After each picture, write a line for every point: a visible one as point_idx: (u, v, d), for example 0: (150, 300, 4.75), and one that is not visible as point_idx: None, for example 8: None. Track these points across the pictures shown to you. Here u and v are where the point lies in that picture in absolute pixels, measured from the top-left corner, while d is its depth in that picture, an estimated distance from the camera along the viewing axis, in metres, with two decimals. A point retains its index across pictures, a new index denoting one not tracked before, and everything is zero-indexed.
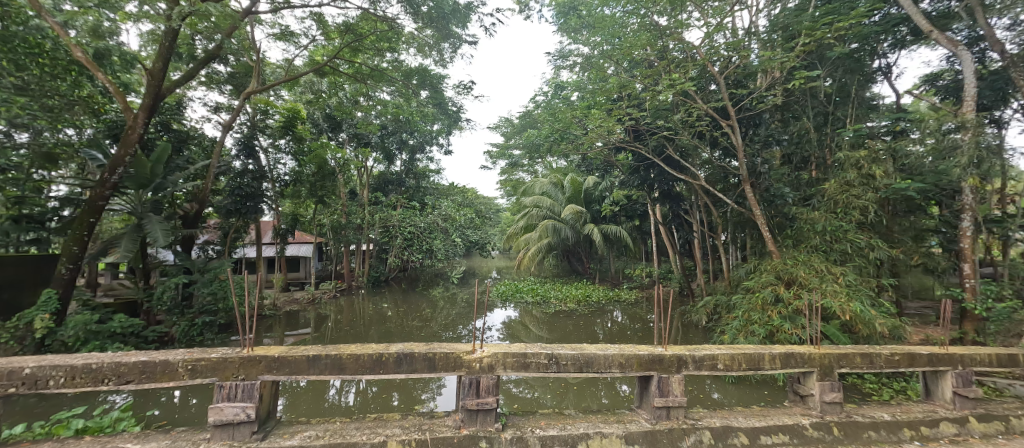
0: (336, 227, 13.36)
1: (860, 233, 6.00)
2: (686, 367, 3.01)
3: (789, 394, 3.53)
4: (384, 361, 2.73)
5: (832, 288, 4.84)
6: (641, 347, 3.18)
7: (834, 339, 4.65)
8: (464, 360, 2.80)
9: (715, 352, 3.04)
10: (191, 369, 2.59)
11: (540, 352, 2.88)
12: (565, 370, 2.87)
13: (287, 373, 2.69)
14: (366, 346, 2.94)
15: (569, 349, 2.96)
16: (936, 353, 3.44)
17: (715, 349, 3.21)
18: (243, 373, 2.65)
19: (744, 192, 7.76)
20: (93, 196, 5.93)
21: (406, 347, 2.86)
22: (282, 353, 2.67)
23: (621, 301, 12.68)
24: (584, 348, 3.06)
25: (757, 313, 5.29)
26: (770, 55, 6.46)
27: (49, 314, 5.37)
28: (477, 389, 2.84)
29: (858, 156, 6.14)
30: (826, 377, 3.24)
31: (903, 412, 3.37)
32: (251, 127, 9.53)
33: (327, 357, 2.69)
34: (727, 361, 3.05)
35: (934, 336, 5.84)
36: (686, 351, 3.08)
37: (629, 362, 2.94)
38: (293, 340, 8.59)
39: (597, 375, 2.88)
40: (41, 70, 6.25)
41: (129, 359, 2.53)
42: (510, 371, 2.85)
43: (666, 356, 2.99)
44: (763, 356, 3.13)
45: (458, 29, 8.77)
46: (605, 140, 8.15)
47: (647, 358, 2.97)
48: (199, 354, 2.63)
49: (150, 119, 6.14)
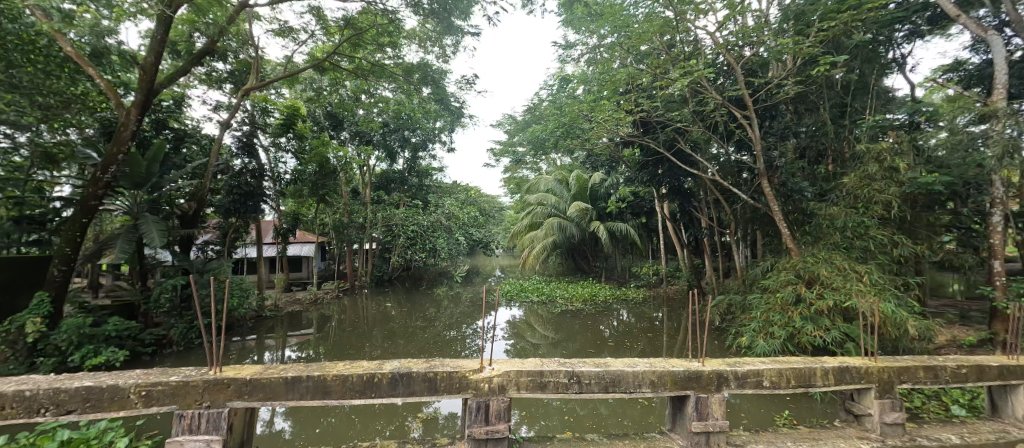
0: (338, 226, 13.65)
1: (884, 229, 5.73)
2: (727, 386, 2.77)
3: (841, 413, 3.30)
4: (377, 383, 2.50)
5: (858, 287, 4.58)
6: (678, 362, 2.94)
7: (859, 342, 4.39)
8: (472, 380, 2.57)
9: (760, 367, 2.80)
10: (145, 396, 2.36)
11: (560, 370, 2.65)
12: (589, 390, 2.65)
13: (261, 399, 2.46)
14: (357, 364, 2.70)
15: (592, 366, 2.72)
16: (1007, 366, 3.24)
17: (759, 363, 2.95)
18: (208, 400, 2.41)
19: (759, 187, 7.46)
20: (86, 196, 5.77)
21: (405, 366, 2.64)
22: (254, 376, 2.44)
23: (629, 300, 12.38)
24: (609, 363, 2.83)
25: (776, 314, 5.04)
26: (787, 44, 6.20)
27: (42, 317, 5.20)
28: (485, 415, 2.59)
29: (880, 148, 5.86)
30: (886, 395, 2.97)
31: (971, 434, 3.13)
32: (251, 125, 9.33)
33: (309, 379, 2.48)
34: (773, 378, 2.80)
35: (962, 337, 5.54)
36: (726, 367, 2.82)
37: (662, 381, 2.72)
38: (294, 343, 8.41)
39: (625, 395, 2.66)
40: (34, 67, 6.04)
41: (72, 385, 2.30)
42: (524, 393, 2.61)
43: (704, 373, 2.75)
44: (812, 371, 2.87)
45: (461, 21, 8.49)
46: (614, 135, 7.90)
47: (683, 375, 2.75)
48: (156, 377, 2.39)
49: (143, 117, 5.94)
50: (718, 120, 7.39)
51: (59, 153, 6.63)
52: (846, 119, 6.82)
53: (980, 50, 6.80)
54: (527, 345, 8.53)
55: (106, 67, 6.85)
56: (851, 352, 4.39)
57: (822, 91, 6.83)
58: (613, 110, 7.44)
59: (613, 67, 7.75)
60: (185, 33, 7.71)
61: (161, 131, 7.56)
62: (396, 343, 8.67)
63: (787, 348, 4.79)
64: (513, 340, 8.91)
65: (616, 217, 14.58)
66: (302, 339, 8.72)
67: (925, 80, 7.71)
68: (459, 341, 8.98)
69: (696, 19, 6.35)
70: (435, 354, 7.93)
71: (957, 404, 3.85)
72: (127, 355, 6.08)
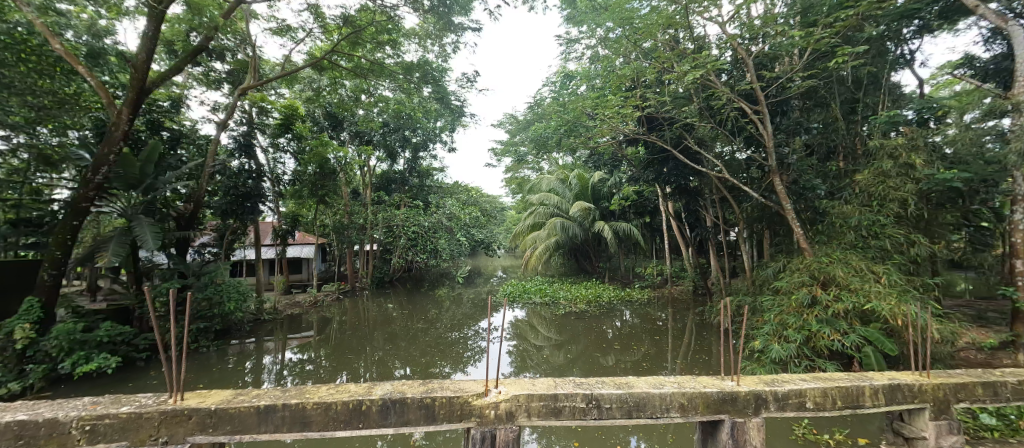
0: (338, 227, 13.46)
1: (900, 228, 5.53)
2: (766, 408, 2.41)
3: (888, 434, 2.92)
4: (364, 411, 2.16)
5: (876, 290, 4.41)
6: (711, 381, 2.55)
7: (879, 346, 4.23)
8: (476, 407, 2.23)
9: (802, 387, 2.44)
10: (90, 430, 1.97)
11: (576, 393, 2.30)
12: (609, 416, 2.31)
13: (229, 433, 2.08)
14: (341, 387, 2.34)
15: (614, 387, 2.38)
16: None
17: (800, 380, 2.59)
18: (166, 434, 2.03)
19: (769, 185, 7.28)
20: (76, 198, 5.63)
21: (396, 389, 2.29)
22: (222, 406, 2.08)
23: (634, 301, 12.18)
24: (633, 383, 2.49)
25: (791, 317, 4.86)
26: (799, 37, 6.01)
27: (31, 323, 5.05)
28: (492, 444, 2.24)
29: (895, 144, 5.69)
30: (941, 415, 2.63)
31: None
32: (249, 125, 9.26)
33: (284, 408, 2.11)
34: (817, 399, 2.45)
35: (983, 340, 5.33)
36: (765, 386, 2.46)
37: (693, 404, 2.36)
38: (294, 346, 8.27)
39: (652, 421, 2.32)
40: (25, 67, 5.83)
41: (3, 418, 1.93)
42: (536, 420, 2.27)
43: (740, 395, 2.39)
44: (861, 389, 2.51)
45: (461, 17, 8.31)
46: (620, 131, 7.71)
47: (716, 397, 2.38)
48: (104, 409, 2.02)
49: (135, 115, 5.80)
50: (727, 116, 7.19)
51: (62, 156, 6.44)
52: (858, 114, 6.65)
53: (993, 43, 6.57)
54: (529, 347, 8.39)
55: (102, 67, 6.72)
56: (869, 357, 4.25)
57: (833, 85, 6.64)
58: (619, 106, 7.26)
59: (619, 63, 7.57)
60: (182, 33, 7.59)
61: (156, 132, 7.38)
62: (397, 346, 8.51)
63: (802, 352, 4.60)
64: (515, 341, 8.78)
65: (620, 217, 14.39)
66: (303, 341, 8.61)
67: (937, 76, 7.51)
68: (461, 342, 8.84)
69: (704, 12, 6.16)
70: (437, 357, 7.74)
71: (985, 411, 3.62)
72: (122, 361, 5.97)
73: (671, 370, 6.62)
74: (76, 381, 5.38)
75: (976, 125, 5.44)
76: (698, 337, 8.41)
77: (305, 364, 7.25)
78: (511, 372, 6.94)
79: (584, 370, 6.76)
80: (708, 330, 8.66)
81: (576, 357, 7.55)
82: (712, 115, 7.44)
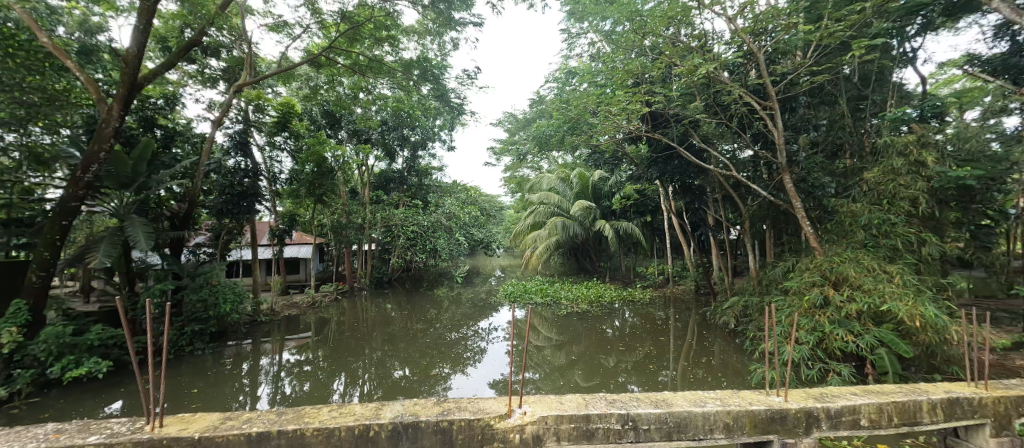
0: (336, 227, 12.89)
1: (911, 227, 5.42)
2: (818, 427, 2.28)
3: None
4: (372, 437, 2.03)
5: (892, 291, 4.30)
6: (753, 397, 2.40)
7: (895, 347, 4.13)
8: (499, 430, 2.09)
9: (857, 403, 2.32)
10: None
11: (611, 413, 2.17)
12: (648, 438, 2.18)
13: None
14: (339, 408, 2.20)
15: (651, 406, 2.25)
16: None
17: (852, 393, 2.46)
18: None
19: (776, 183, 7.17)
20: (66, 197, 5.45)
21: (407, 411, 2.15)
22: (206, 434, 1.93)
23: (635, 301, 12.06)
24: (671, 399, 2.36)
25: (804, 318, 4.77)
26: (808, 32, 5.89)
27: (19, 326, 4.89)
28: None
29: (905, 141, 5.59)
30: (1003, 431, 2.50)
31: None
32: (245, 123, 9.09)
33: (280, 436, 1.97)
34: (872, 415, 2.32)
35: (997, 340, 5.22)
36: (816, 402, 2.33)
37: (739, 424, 2.22)
38: (292, 347, 8.12)
39: (695, 444, 2.19)
40: (14, 62, 5.65)
41: None
42: (566, 444, 2.13)
43: (791, 413, 2.26)
44: (919, 404, 2.39)
45: (462, 13, 8.12)
46: (624, 129, 7.57)
47: (764, 416, 2.25)
48: (68, 440, 1.88)
49: (126, 112, 5.61)
50: (735, 112, 7.06)
51: (56, 160, 6.14)
52: (867, 111, 6.54)
53: (1000, 39, 6.49)
54: (530, 347, 8.26)
55: (95, 64, 6.53)
56: (884, 360, 4.17)
57: (840, 81, 6.54)
58: (626, 100, 7.09)
59: (624, 59, 7.43)
60: (177, 29, 7.44)
61: (149, 129, 7.20)
62: (397, 347, 8.37)
63: (815, 354, 4.53)
64: (516, 341, 8.69)
65: (621, 217, 14.29)
66: (301, 342, 8.46)
67: (935, 76, 7.49)
68: (461, 342, 8.71)
69: (712, 6, 6.03)
70: (438, 358, 7.60)
71: None
72: (114, 364, 5.82)
73: (675, 370, 6.51)
74: (66, 386, 5.21)
75: (978, 125, 5.39)
76: (701, 336, 8.30)
77: (303, 365, 7.12)
78: (511, 372, 6.91)
79: (585, 371, 6.66)
80: (712, 330, 8.57)
81: (578, 357, 7.42)
82: (718, 112, 7.33)
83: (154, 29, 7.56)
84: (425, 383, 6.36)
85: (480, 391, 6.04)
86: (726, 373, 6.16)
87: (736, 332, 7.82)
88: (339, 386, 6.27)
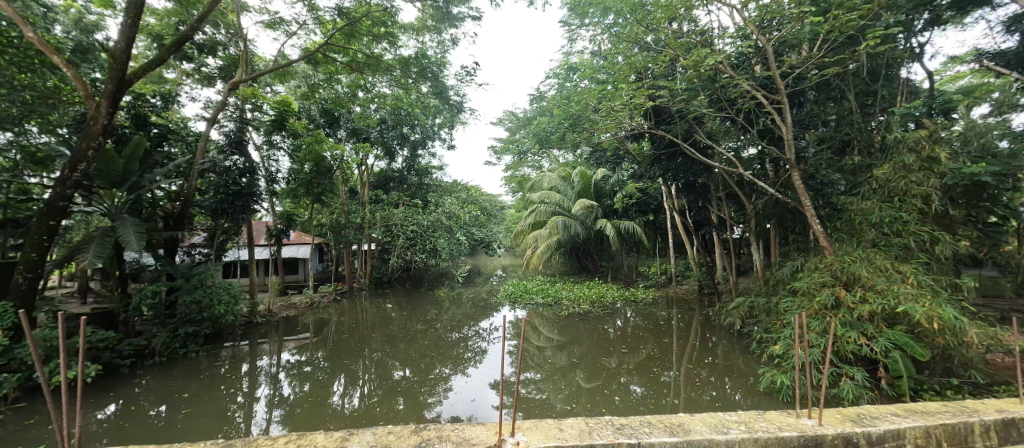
0: (336, 227, 12.74)
1: (924, 225, 5.25)
2: None
3: None
4: None
5: (907, 291, 4.13)
6: (782, 420, 2.25)
7: (909, 350, 3.98)
8: None
9: (902, 427, 2.17)
10: None
11: (617, 443, 2.03)
12: None
13: None
14: (299, 438, 2.05)
15: (666, 433, 2.10)
16: None
17: (895, 413, 2.31)
18: None
19: (782, 181, 7.00)
20: (54, 196, 5.32)
21: (376, 444, 2.01)
22: None
23: (638, 301, 11.90)
24: (689, 425, 2.19)
25: (815, 321, 4.61)
26: (817, 24, 5.71)
27: (5, 329, 4.76)
28: None
29: (917, 137, 5.42)
30: None
31: None
32: (238, 121, 8.88)
33: None
34: (918, 440, 2.17)
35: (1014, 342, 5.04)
36: (860, 427, 2.17)
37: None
38: (290, 348, 8.00)
39: None
40: (5, 59, 5.53)
41: None
42: None
43: (829, 438, 2.10)
44: (968, 427, 2.26)
45: (461, 7, 7.97)
46: (627, 125, 7.40)
47: (794, 443, 2.09)
48: None
49: (115, 109, 5.48)
50: (742, 106, 6.86)
51: (52, 159, 6.02)
52: (876, 106, 6.36)
53: (1013, 32, 6.26)
54: (531, 348, 8.13)
55: (91, 62, 6.40)
56: (898, 363, 4.02)
57: (848, 76, 6.37)
58: (630, 95, 6.91)
59: (627, 54, 7.26)
60: (172, 26, 7.33)
61: (141, 127, 7.05)
62: (397, 348, 8.22)
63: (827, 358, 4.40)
64: (517, 341, 8.59)
65: (623, 216, 14.15)
66: (300, 343, 8.34)
67: (942, 72, 7.34)
68: (462, 343, 8.57)
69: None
70: (438, 359, 7.46)
71: None
72: (102, 368, 5.71)
73: (678, 372, 6.37)
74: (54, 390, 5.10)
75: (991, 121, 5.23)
76: (706, 337, 8.14)
77: (303, 366, 7.00)
78: (511, 373, 6.79)
79: (586, 372, 6.53)
80: (716, 331, 8.40)
81: (579, 358, 7.28)
82: (723, 108, 7.15)
83: (149, 25, 7.44)
84: (425, 385, 6.22)
85: (481, 392, 5.91)
86: (731, 376, 6.01)
87: (742, 334, 7.66)
88: (338, 387, 6.15)
